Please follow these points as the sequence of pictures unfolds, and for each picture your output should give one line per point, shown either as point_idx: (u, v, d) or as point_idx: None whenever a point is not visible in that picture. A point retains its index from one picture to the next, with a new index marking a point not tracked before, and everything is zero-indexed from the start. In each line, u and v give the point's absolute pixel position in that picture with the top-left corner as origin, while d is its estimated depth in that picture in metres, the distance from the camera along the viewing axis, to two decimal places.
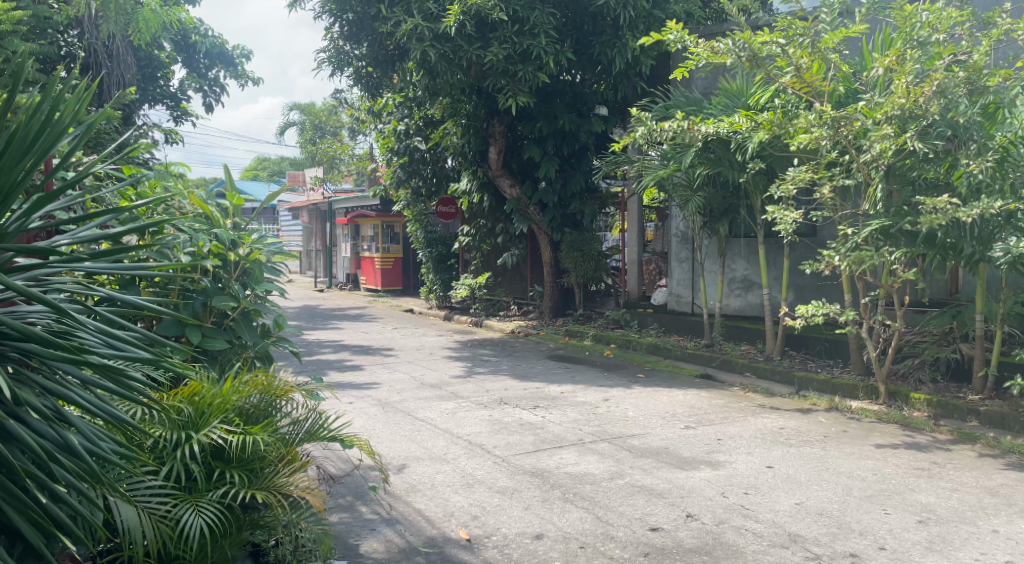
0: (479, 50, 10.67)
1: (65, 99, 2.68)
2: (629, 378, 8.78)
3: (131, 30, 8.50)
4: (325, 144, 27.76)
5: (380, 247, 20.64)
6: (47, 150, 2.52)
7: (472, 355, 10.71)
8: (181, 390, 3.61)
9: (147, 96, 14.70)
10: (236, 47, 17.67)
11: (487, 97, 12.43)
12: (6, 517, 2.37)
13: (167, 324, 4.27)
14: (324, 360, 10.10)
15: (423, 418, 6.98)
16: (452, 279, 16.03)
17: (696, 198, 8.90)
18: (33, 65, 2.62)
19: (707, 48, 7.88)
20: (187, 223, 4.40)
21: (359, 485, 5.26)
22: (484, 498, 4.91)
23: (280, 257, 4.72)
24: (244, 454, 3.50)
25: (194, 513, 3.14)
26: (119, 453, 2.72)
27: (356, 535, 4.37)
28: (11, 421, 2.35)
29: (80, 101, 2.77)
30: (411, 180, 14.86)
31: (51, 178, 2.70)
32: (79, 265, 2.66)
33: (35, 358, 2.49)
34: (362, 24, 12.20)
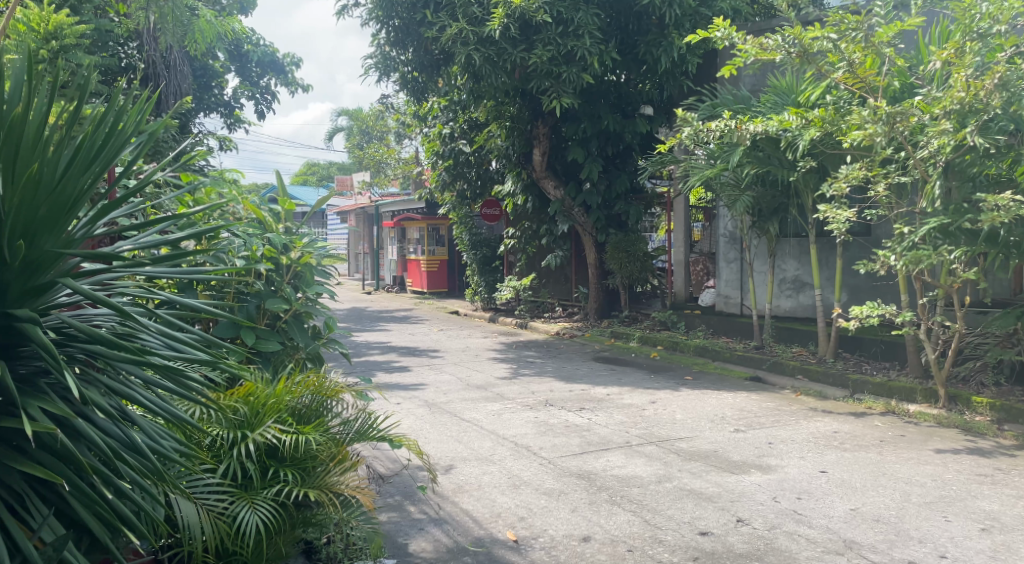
0: (523, 52, 10.72)
1: (128, 110, 2.79)
2: (677, 381, 8.69)
3: (189, 41, 8.76)
4: (371, 149, 28.11)
5: (425, 249, 20.79)
6: (112, 159, 2.63)
7: (517, 356, 10.73)
8: (237, 390, 3.69)
9: (202, 105, 15.07)
10: (286, 55, 18.00)
11: (531, 98, 12.45)
12: (73, 512, 2.45)
13: (222, 326, 4.38)
14: (372, 362, 10.23)
15: (469, 419, 7.01)
16: (497, 280, 16.09)
17: (744, 198, 8.80)
18: (98, 78, 2.72)
19: (754, 44, 7.71)
20: (242, 228, 4.53)
21: (407, 485, 5.31)
22: (530, 499, 4.91)
23: (331, 260, 4.81)
24: (297, 453, 3.56)
25: (250, 509, 3.20)
26: (179, 451, 2.79)
27: (404, 535, 4.41)
28: (78, 420, 2.44)
29: (142, 111, 2.87)
30: (456, 182, 14.98)
31: (114, 187, 2.80)
32: (141, 270, 2.76)
33: (100, 358, 2.57)
34: (407, 29, 12.33)
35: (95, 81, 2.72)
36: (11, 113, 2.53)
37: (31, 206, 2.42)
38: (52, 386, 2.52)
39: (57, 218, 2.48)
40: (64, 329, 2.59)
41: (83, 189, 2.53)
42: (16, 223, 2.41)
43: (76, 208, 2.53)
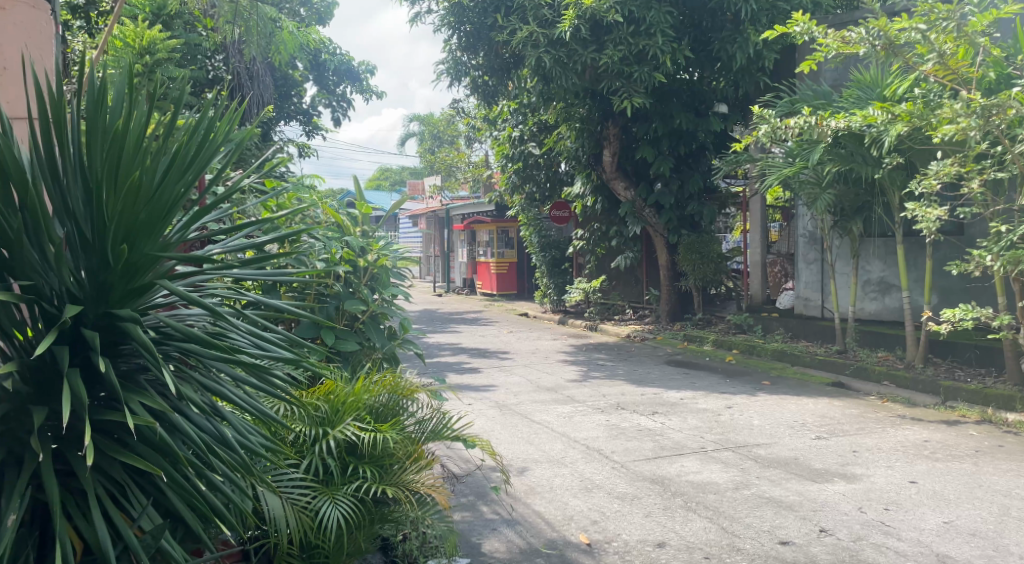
0: (594, 52, 10.70)
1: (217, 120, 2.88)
2: (754, 385, 8.48)
3: (272, 52, 9.06)
4: (442, 153, 28.48)
5: (495, 252, 20.87)
6: (203, 168, 2.72)
7: (588, 359, 10.65)
8: (318, 389, 3.77)
9: (282, 114, 15.50)
10: (361, 63, 18.42)
11: (602, 99, 12.37)
12: (169, 502, 2.55)
13: (304, 326, 4.49)
14: (444, 363, 10.32)
15: (540, 421, 6.99)
16: (567, 283, 16.03)
17: (825, 196, 8.47)
18: (189, 90, 2.82)
19: (836, 38, 7.60)
20: (322, 231, 4.65)
21: (480, 485, 5.34)
22: (603, 503, 4.86)
23: (406, 262, 4.86)
24: (375, 451, 3.60)
25: (332, 505, 3.26)
26: (266, 446, 2.87)
27: (478, 534, 4.43)
28: (175, 415, 2.53)
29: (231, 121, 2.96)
30: (526, 185, 15.01)
31: (205, 194, 2.90)
32: (229, 272, 2.85)
33: (193, 356, 2.68)
34: (478, 34, 12.44)
35: (187, 93, 2.84)
36: (113, 124, 2.65)
37: (132, 211, 2.51)
38: (151, 382, 2.62)
39: (156, 224, 2.56)
40: (161, 328, 2.69)
41: (178, 195, 2.61)
42: (118, 228, 2.51)
43: (172, 213, 2.61)
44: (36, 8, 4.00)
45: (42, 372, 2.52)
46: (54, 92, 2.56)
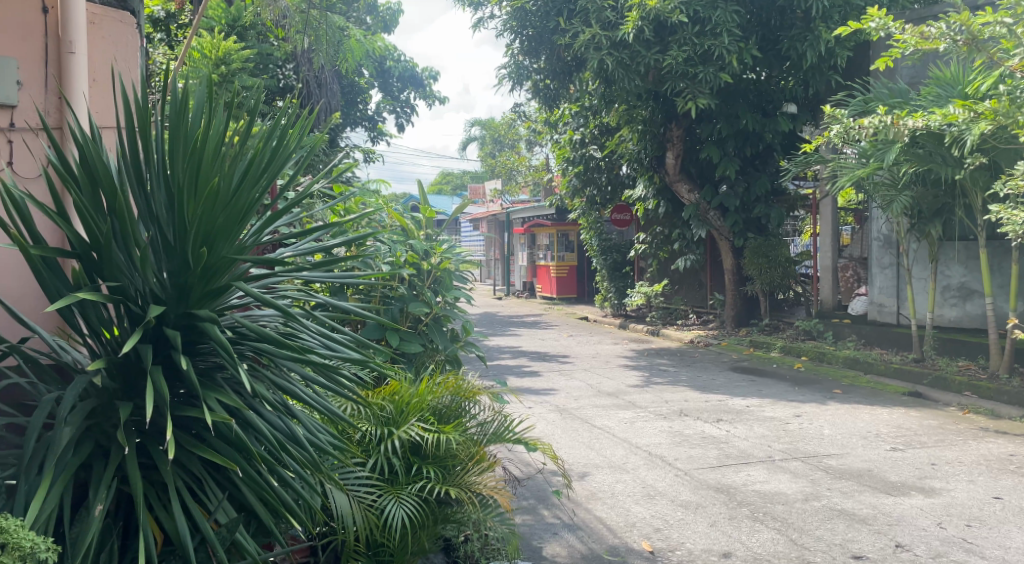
0: (657, 54, 10.57)
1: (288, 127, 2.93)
2: (824, 394, 8.23)
3: (340, 59, 9.23)
4: (503, 157, 28.59)
5: (555, 255, 20.81)
6: (275, 175, 2.77)
7: (649, 364, 10.52)
8: (383, 389, 3.79)
9: (349, 120, 15.76)
10: (424, 69, 18.65)
11: (665, 101, 12.21)
12: (243, 497, 2.61)
13: (369, 327, 4.53)
14: (504, 366, 10.31)
15: (601, 426, 6.92)
16: (628, 287, 15.85)
17: (901, 198, 8.20)
18: (262, 98, 2.88)
19: (914, 33, 7.40)
20: (387, 235, 4.69)
21: (541, 489, 5.30)
22: (666, 510, 4.77)
23: (469, 265, 4.87)
24: (438, 452, 3.60)
25: (396, 504, 3.27)
26: (334, 445, 2.89)
27: (539, 538, 4.39)
28: (249, 412, 2.58)
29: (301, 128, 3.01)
30: (586, 188, 14.89)
31: (277, 199, 2.95)
32: (300, 274, 2.89)
33: (266, 356, 2.73)
34: (541, 38, 12.43)
35: (262, 102, 2.90)
36: (193, 132, 2.72)
37: (209, 216, 2.57)
38: (227, 380, 2.69)
39: (232, 227, 2.62)
40: (237, 328, 2.76)
41: (253, 201, 2.67)
42: (197, 232, 2.57)
43: (247, 218, 2.67)
44: (123, 22, 4.16)
45: (128, 369, 2.60)
46: (139, 100, 2.64)
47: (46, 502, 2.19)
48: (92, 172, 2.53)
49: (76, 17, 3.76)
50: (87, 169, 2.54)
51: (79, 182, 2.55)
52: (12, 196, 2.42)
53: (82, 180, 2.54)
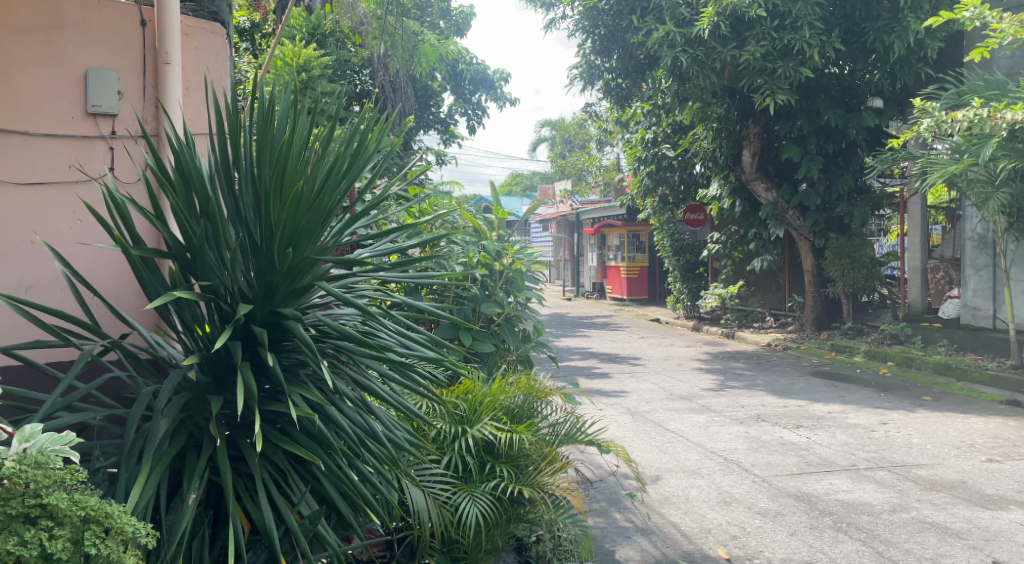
0: (734, 50, 10.36)
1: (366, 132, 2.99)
2: (913, 401, 7.91)
3: (416, 63, 9.38)
4: (573, 157, 28.48)
5: (625, 256, 20.60)
6: (355, 178, 2.82)
7: (725, 367, 10.31)
8: (456, 387, 3.82)
9: (421, 123, 15.94)
10: (496, 71, 18.80)
11: (741, 98, 11.93)
12: (325, 490, 2.67)
13: (443, 327, 4.58)
14: (574, 367, 10.26)
15: (674, 429, 6.81)
16: (701, 288, 15.58)
17: (999, 196, 7.78)
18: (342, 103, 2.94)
19: (1014, 22, 7.11)
20: (460, 236, 4.74)
21: (613, 491, 5.25)
22: (743, 517, 4.66)
23: (540, 266, 4.85)
24: (511, 451, 3.61)
25: (471, 501, 3.29)
26: (410, 442, 2.93)
27: (611, 540, 4.35)
28: (330, 409, 2.65)
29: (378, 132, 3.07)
30: (658, 188, 14.60)
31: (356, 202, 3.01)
32: (378, 275, 2.95)
33: (346, 353, 2.79)
34: (613, 37, 12.39)
35: (342, 108, 2.97)
36: (279, 138, 2.81)
37: (294, 218, 2.63)
38: (310, 376, 2.77)
39: (316, 229, 2.69)
40: (320, 326, 2.83)
41: (335, 203, 2.73)
42: (283, 233, 2.64)
43: (329, 220, 2.73)
44: (215, 33, 4.34)
45: (219, 365, 2.69)
46: (230, 107, 2.74)
47: (145, 490, 2.28)
48: (187, 176, 2.63)
49: (172, 28, 3.93)
50: (181, 172, 2.64)
51: (175, 187, 2.66)
52: (114, 198, 2.53)
53: (177, 184, 2.65)
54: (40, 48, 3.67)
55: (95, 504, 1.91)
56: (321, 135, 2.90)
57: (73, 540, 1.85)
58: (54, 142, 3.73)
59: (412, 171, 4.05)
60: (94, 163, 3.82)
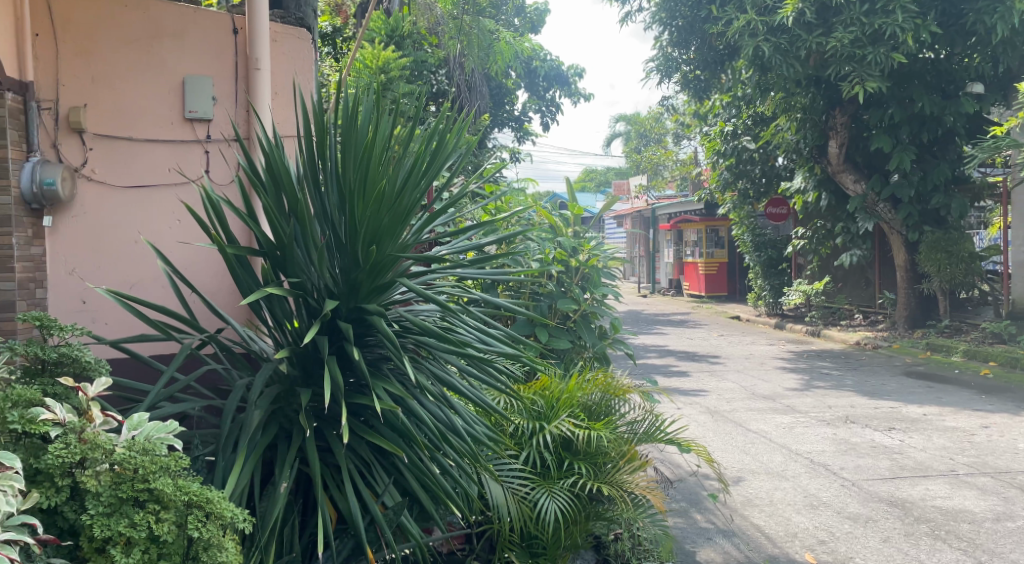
0: (820, 37, 10.08)
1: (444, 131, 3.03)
2: (1017, 404, 7.51)
3: (491, 62, 9.45)
4: (649, 152, 28.12)
5: (703, 252, 20.22)
6: (434, 178, 2.87)
7: (810, 366, 10.01)
8: (534, 383, 3.84)
9: (496, 121, 16.01)
10: (570, 67, 18.74)
11: (828, 86, 11.49)
12: (407, 483, 2.73)
13: (520, 323, 4.60)
14: (652, 365, 10.13)
15: (756, 430, 6.66)
16: (784, 284, 15.17)
17: None
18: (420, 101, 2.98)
19: None
20: (536, 233, 4.76)
21: (693, 492, 5.18)
22: (832, 522, 4.53)
23: (616, 262, 4.83)
24: (589, 448, 3.60)
25: (549, 497, 3.30)
26: (490, 437, 2.96)
27: (692, 542, 4.30)
28: (412, 402, 2.71)
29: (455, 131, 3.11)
30: (738, 181, 14.17)
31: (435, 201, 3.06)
32: (457, 272, 2.98)
33: (426, 348, 2.84)
34: (691, 28, 12.35)
35: (422, 108, 3.02)
36: (362, 138, 2.88)
37: (377, 217, 2.69)
38: (393, 370, 2.84)
39: (397, 227, 2.74)
40: (402, 321, 2.89)
41: (415, 202, 2.78)
42: (366, 232, 2.71)
43: (409, 218, 2.79)
44: (301, 38, 4.51)
45: (307, 359, 2.79)
46: (317, 108, 2.82)
47: (241, 477, 2.38)
48: (276, 176, 2.72)
49: (260, 35, 4.17)
50: (271, 172, 2.74)
51: (266, 187, 2.76)
52: (210, 199, 2.64)
53: (268, 184, 2.75)
54: (144, 61, 4.10)
55: (197, 489, 2.00)
56: (402, 135, 2.95)
57: (179, 523, 1.95)
58: (158, 148, 4.14)
59: (489, 168, 4.08)
60: (192, 166, 4.21)
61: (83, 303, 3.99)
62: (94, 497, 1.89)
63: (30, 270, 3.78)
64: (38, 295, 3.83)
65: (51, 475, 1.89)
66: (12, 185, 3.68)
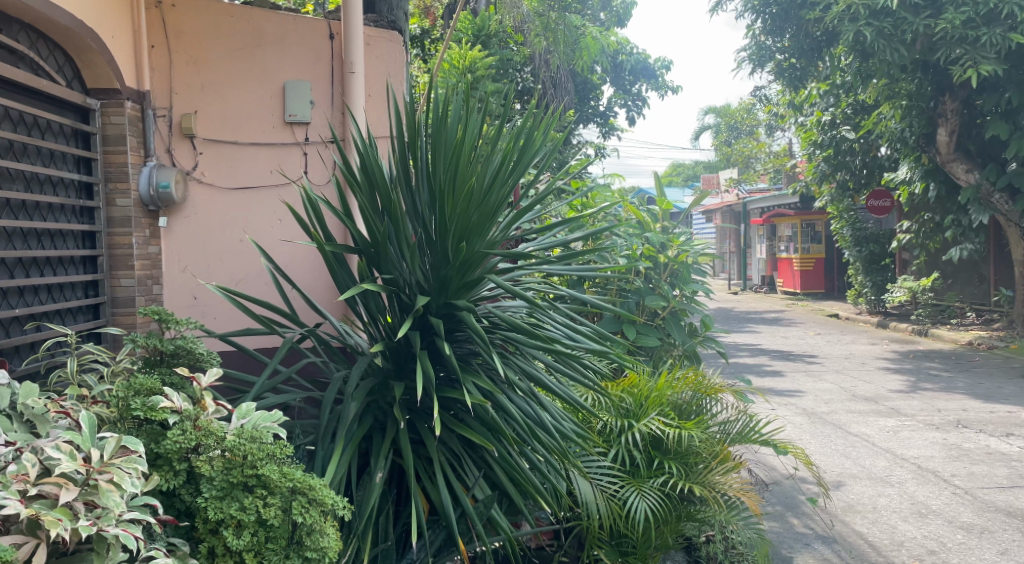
0: (927, 19, 9.64)
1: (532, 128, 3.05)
2: None
3: (577, 58, 9.42)
4: (740, 145, 27.43)
5: (799, 247, 19.60)
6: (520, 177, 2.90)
7: (916, 367, 9.56)
8: (622, 380, 3.82)
9: (581, 116, 15.92)
10: (657, 60, 18.47)
11: (937, 71, 10.95)
12: (497, 476, 2.78)
13: (607, 320, 4.58)
14: (744, 364, 9.89)
15: (857, 433, 6.43)
16: (887, 281, 14.52)
17: None
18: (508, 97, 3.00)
19: None
20: (623, 229, 4.73)
21: (790, 496, 5.04)
22: (942, 531, 4.33)
23: (706, 257, 4.75)
24: (680, 447, 3.56)
25: (639, 496, 3.28)
26: (578, 433, 2.97)
27: (789, 547, 4.20)
28: (501, 397, 2.74)
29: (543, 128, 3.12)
30: (837, 173, 13.61)
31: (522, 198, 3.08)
32: (544, 269, 3.00)
33: (514, 344, 2.88)
34: (786, 15, 12.02)
35: (510, 106, 3.04)
36: (452, 137, 2.93)
37: (466, 215, 2.74)
38: (482, 365, 2.88)
39: (485, 225, 2.78)
40: (491, 317, 2.93)
41: (503, 199, 2.82)
42: (456, 230, 2.76)
43: (497, 216, 2.83)
44: (392, 41, 4.62)
45: (400, 353, 2.87)
46: (408, 109, 2.89)
47: (339, 466, 2.47)
48: (370, 176, 2.81)
49: (356, 40, 4.29)
50: (366, 172, 2.83)
51: (361, 186, 2.85)
52: (309, 199, 2.74)
53: (363, 184, 2.84)
54: (247, 68, 4.30)
55: (301, 476, 2.09)
56: (491, 132, 2.98)
57: (284, 508, 2.04)
58: (260, 152, 4.33)
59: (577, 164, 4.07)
60: (292, 167, 4.38)
61: (194, 298, 4.23)
62: (208, 481, 2.00)
63: (148, 268, 4.07)
64: (155, 291, 4.11)
65: (170, 459, 2.03)
66: (131, 189, 3.94)
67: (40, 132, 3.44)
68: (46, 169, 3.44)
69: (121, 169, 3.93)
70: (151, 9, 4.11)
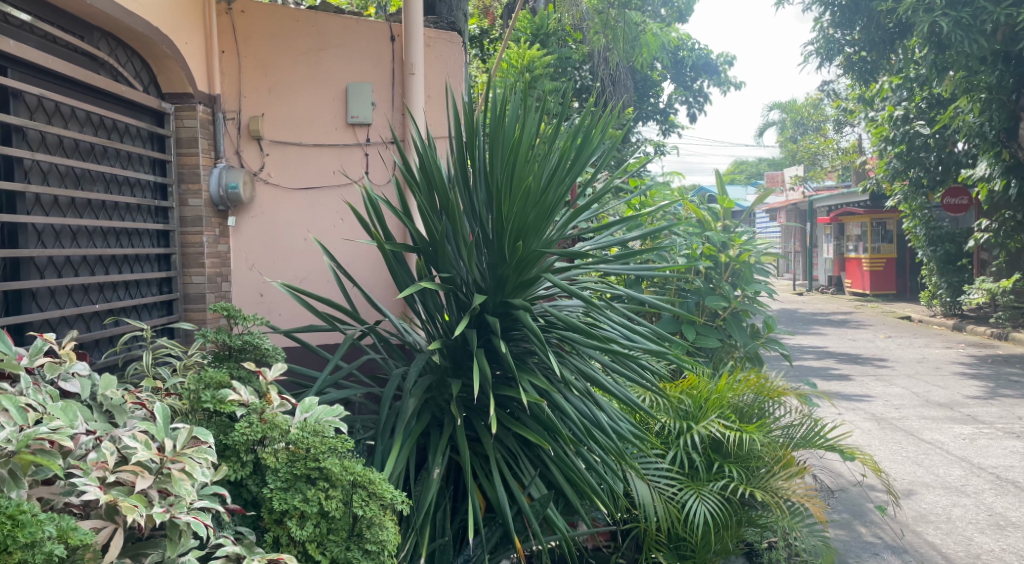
0: (1009, 8, 9.28)
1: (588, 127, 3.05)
2: None
3: (638, 55, 9.35)
4: (806, 141, 26.80)
5: (869, 247, 19.05)
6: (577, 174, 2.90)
7: (995, 373, 9.20)
8: (681, 381, 3.79)
9: (641, 114, 15.80)
10: (720, 55, 18.20)
11: (1019, 62, 10.49)
12: (553, 475, 2.79)
13: (666, 320, 4.55)
14: (810, 367, 9.67)
15: (931, 440, 6.23)
16: (964, 282, 14.02)
17: None
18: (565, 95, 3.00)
19: None
20: (683, 228, 4.69)
21: (857, 503, 4.92)
22: (1022, 545, 4.17)
23: (770, 257, 4.67)
24: (741, 452, 3.52)
25: (698, 499, 3.25)
26: (635, 434, 2.96)
27: (856, 556, 4.10)
28: (557, 396, 2.76)
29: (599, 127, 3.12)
30: (910, 171, 13.07)
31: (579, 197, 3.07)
32: (602, 269, 3.00)
33: (570, 343, 2.88)
34: (856, 6, 11.76)
35: (568, 105, 3.05)
36: (509, 135, 2.95)
37: (523, 213, 2.75)
38: (539, 364, 2.90)
39: (542, 223, 2.79)
40: (547, 316, 2.95)
41: (560, 197, 2.83)
42: (513, 228, 2.78)
43: (553, 215, 2.84)
44: (451, 42, 4.67)
45: (457, 350, 2.91)
46: (467, 108, 2.93)
47: (398, 460, 2.52)
48: (429, 175, 2.85)
49: (416, 41, 4.36)
50: (425, 172, 2.86)
51: (420, 186, 2.89)
52: (370, 198, 2.80)
53: (422, 183, 2.88)
54: (312, 71, 4.41)
55: (362, 470, 2.14)
56: (548, 131, 2.99)
57: (345, 500, 2.09)
58: (323, 152, 4.44)
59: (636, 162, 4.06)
60: (354, 167, 4.47)
61: (261, 296, 4.36)
62: (273, 472, 2.08)
63: (218, 265, 4.20)
64: (224, 288, 4.25)
65: (238, 450, 2.11)
66: (202, 190, 4.08)
67: (118, 135, 3.59)
68: (124, 171, 3.59)
69: (193, 171, 4.07)
70: (223, 15, 4.24)
